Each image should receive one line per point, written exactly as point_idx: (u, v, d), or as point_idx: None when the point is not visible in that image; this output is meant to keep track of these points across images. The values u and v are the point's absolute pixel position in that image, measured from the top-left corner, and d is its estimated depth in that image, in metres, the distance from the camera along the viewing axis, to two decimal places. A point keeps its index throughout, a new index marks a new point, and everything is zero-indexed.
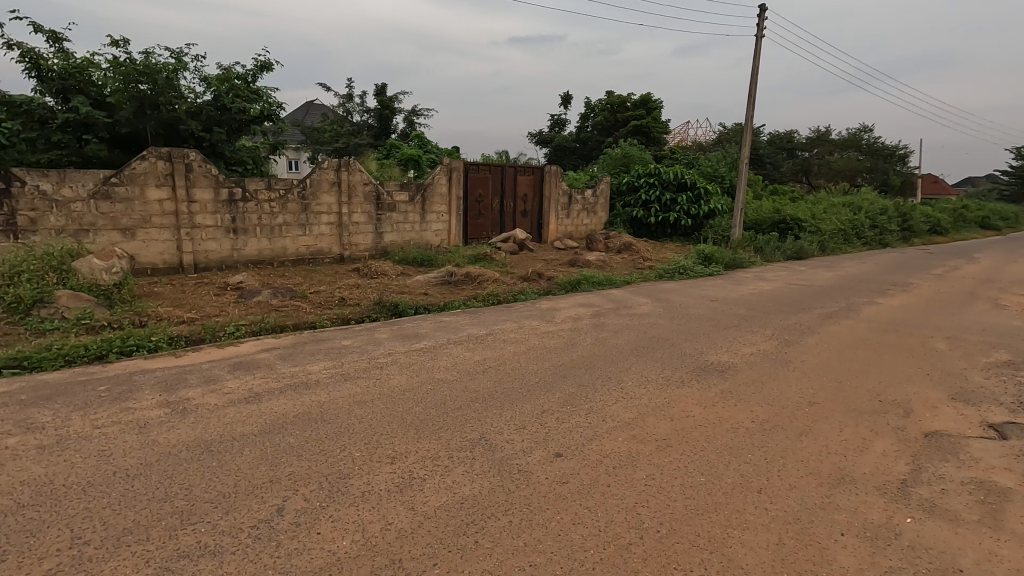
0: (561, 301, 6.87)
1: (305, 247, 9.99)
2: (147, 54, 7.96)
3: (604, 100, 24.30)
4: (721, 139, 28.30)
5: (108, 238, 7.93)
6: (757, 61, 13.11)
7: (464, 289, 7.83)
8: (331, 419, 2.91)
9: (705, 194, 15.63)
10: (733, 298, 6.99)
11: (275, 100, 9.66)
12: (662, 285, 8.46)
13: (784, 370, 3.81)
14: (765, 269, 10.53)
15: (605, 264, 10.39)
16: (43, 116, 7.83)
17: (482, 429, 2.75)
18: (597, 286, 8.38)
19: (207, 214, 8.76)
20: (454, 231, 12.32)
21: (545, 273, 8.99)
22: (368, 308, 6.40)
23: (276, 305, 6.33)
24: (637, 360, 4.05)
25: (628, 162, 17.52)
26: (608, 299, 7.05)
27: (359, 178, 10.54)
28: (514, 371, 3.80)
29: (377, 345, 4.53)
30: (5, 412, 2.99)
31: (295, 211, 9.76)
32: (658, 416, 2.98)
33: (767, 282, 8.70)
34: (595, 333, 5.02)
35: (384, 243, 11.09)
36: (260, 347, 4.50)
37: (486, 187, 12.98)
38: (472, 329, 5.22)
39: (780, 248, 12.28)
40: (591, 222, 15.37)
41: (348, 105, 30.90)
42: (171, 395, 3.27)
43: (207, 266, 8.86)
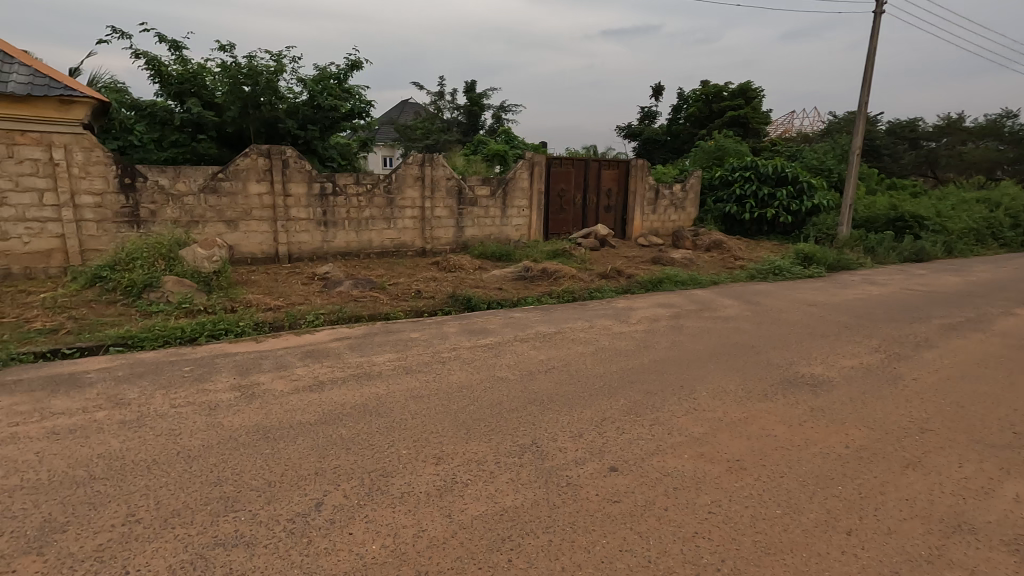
0: (639, 301, 6.55)
1: (389, 240, 10.33)
2: (251, 58, 8.60)
3: (699, 90, 23.09)
4: (830, 129, 25.97)
5: (215, 230, 8.63)
6: (874, 40, 11.79)
7: (540, 285, 7.70)
8: (386, 413, 2.89)
9: (808, 189, 14.38)
10: (834, 303, 6.31)
11: (365, 98, 10.08)
12: (753, 286, 7.84)
13: (890, 389, 3.31)
14: (876, 272, 9.47)
15: (691, 263, 9.83)
16: (164, 118, 8.66)
17: (535, 434, 2.60)
18: (680, 285, 7.92)
19: (301, 208, 9.28)
20: (535, 226, 12.21)
21: (625, 271, 8.65)
22: (442, 302, 6.45)
23: (356, 296, 6.56)
24: (715, 368, 3.71)
25: (722, 155, 16.51)
26: (690, 299, 6.62)
27: (442, 173, 10.70)
28: (578, 372, 3.62)
29: (444, 339, 4.52)
30: (102, 386, 3.26)
31: (380, 205, 10.10)
32: (732, 433, 2.67)
33: (877, 286, 7.80)
34: (671, 336, 4.70)
35: (464, 237, 11.23)
36: (334, 335, 4.64)
37: (569, 181, 12.75)
38: (541, 326, 5.09)
39: (895, 249, 11.00)
40: (679, 219, 14.65)
41: (439, 102, 31.74)
42: (243, 379, 3.42)
43: (300, 257, 9.41)
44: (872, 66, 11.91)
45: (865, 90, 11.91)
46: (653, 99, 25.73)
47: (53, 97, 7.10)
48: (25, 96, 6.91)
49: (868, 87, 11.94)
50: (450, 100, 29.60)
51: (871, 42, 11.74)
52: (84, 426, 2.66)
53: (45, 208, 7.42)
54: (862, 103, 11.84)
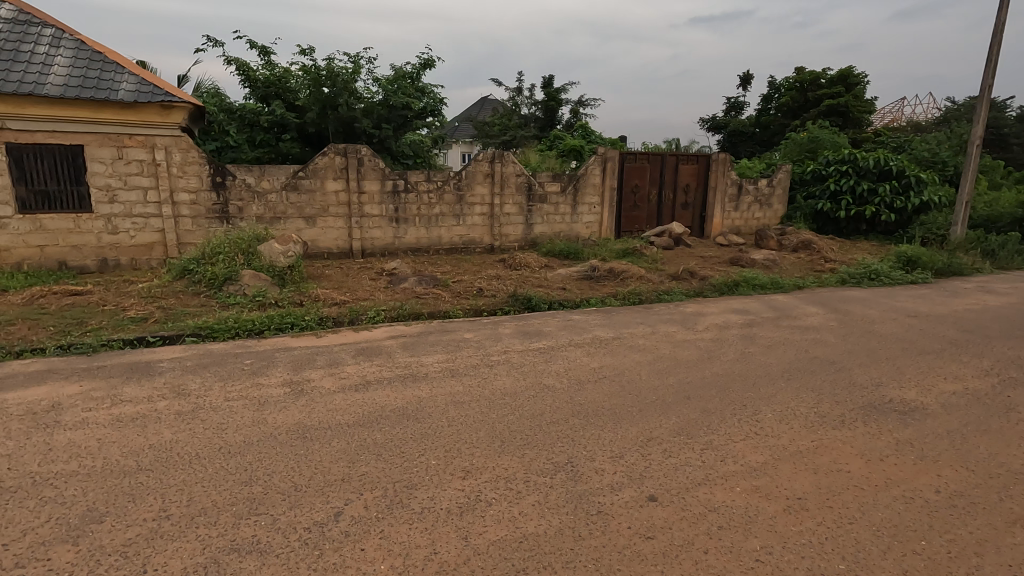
0: (710, 305, 6.15)
1: (458, 237, 10.44)
2: (329, 60, 8.99)
3: (792, 78, 21.52)
4: (947, 117, 23.34)
5: (295, 225, 9.10)
6: (1003, 13, 10.37)
7: (605, 286, 7.45)
8: (424, 418, 2.84)
9: (916, 184, 12.96)
10: (940, 315, 5.59)
11: (437, 95, 10.23)
12: (844, 292, 7.15)
13: (1000, 422, 2.83)
14: (996, 278, 8.35)
15: (774, 264, 9.14)
16: (252, 120, 9.24)
17: (571, 452, 2.44)
18: (758, 289, 7.38)
19: (374, 205, 9.58)
20: (606, 224, 11.89)
21: (698, 272, 8.19)
22: (502, 301, 6.39)
23: (419, 293, 6.65)
24: (786, 386, 3.36)
25: (816, 147, 15.26)
26: (768, 305, 6.13)
27: (512, 169, 10.65)
28: (630, 383, 3.41)
29: (496, 341, 4.45)
30: (170, 376, 3.47)
31: (450, 202, 10.22)
32: (796, 465, 2.38)
33: (995, 296, 6.86)
34: (740, 346, 4.34)
35: (533, 234, 11.13)
36: (390, 333, 4.70)
37: (643, 177, 12.28)
38: (599, 330, 4.89)
39: (1021, 252, 9.66)
40: (764, 216, 13.72)
41: (517, 98, 31.80)
42: (296, 374, 3.52)
43: (373, 252, 9.73)
44: (1000, 44, 10.48)
45: (989, 71, 10.51)
46: (741, 89, 24.31)
47: (155, 103, 7.74)
48: (132, 103, 7.58)
49: (994, 68, 10.53)
50: (528, 96, 29.55)
51: (999, 17, 10.32)
52: (145, 415, 2.83)
53: (148, 205, 8.12)
54: (985, 86, 10.47)
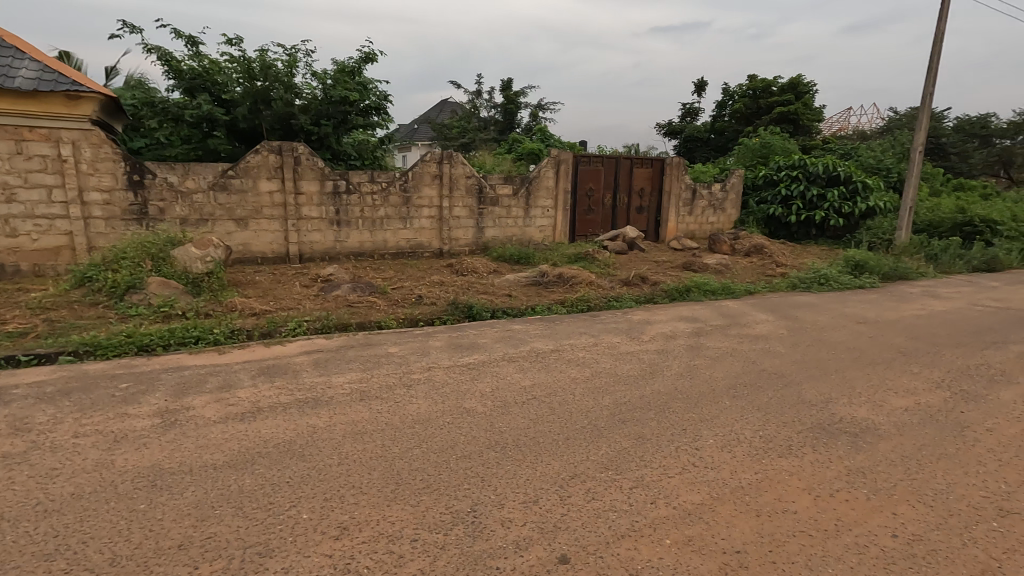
0: (659, 312, 5.89)
1: (404, 241, 9.96)
2: (262, 52, 8.43)
3: (745, 85, 21.87)
4: (890, 126, 24.21)
5: (225, 228, 8.46)
6: (942, 23, 10.62)
7: (554, 292, 7.13)
8: (311, 454, 2.40)
9: (863, 190, 13.20)
10: (887, 321, 5.49)
11: (381, 92, 9.80)
12: (794, 297, 7.03)
13: (956, 443, 2.59)
14: (939, 282, 8.43)
15: (725, 269, 9.03)
16: (176, 113, 8.54)
17: (477, 496, 2.05)
18: (709, 295, 7.20)
19: (313, 207, 9.02)
20: (560, 227, 11.63)
21: (650, 277, 7.97)
22: (441, 309, 5.98)
23: (352, 301, 6.16)
24: (730, 404, 3.06)
25: (768, 153, 15.44)
26: (718, 312, 5.91)
27: (462, 170, 10.25)
28: (562, 403, 3.05)
29: (424, 355, 4.03)
30: (17, 406, 2.90)
31: (396, 204, 9.74)
32: (736, 506, 2.05)
33: (940, 300, 6.86)
34: (686, 358, 4.06)
35: (484, 238, 10.75)
36: (306, 347, 4.22)
37: (598, 180, 12.08)
38: (539, 341, 4.53)
39: (962, 256, 9.86)
40: (718, 221, 13.74)
41: (477, 101, 31.43)
42: (176, 400, 3.01)
43: (312, 256, 9.16)
44: (940, 53, 10.73)
45: (930, 80, 10.76)
46: (697, 96, 24.64)
47: (59, 93, 6.98)
48: (32, 92, 6.81)
49: (933, 78, 10.78)
50: (487, 98, 29.20)
51: (939, 26, 10.57)
52: None
53: (53, 205, 7.35)
54: (926, 95, 10.70)
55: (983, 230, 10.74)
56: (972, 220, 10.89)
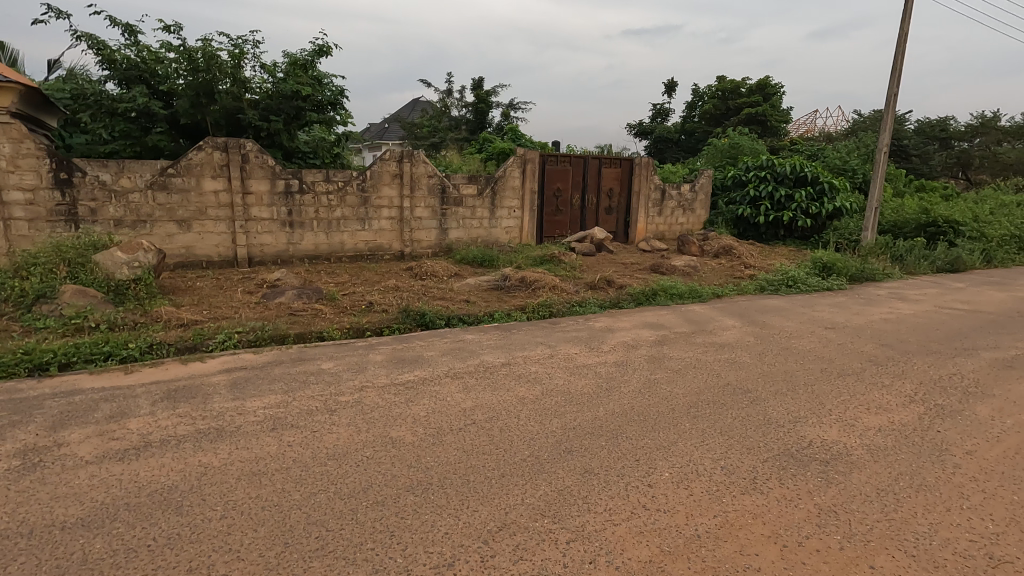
0: (623, 318, 5.60)
1: (363, 243, 9.52)
2: (204, 41, 7.89)
3: (714, 87, 21.94)
4: (855, 128, 24.62)
5: (165, 230, 7.90)
6: (905, 24, 10.63)
7: (515, 297, 6.79)
8: (191, 504, 2.00)
9: (829, 190, 13.21)
10: (856, 326, 5.31)
11: (338, 87, 9.35)
12: (762, 301, 6.84)
13: (934, 471, 2.33)
14: (905, 283, 8.37)
15: (693, 272, 8.82)
16: (110, 107, 7.93)
17: (379, 561, 1.70)
18: (676, 298, 6.96)
19: (263, 207, 8.51)
20: (527, 228, 11.33)
21: (616, 281, 7.69)
22: (392, 317, 5.59)
23: (296, 308, 5.72)
24: (690, 428, 2.75)
25: (736, 154, 15.41)
26: (684, 317, 5.66)
27: (424, 169, 9.86)
28: (503, 429, 2.70)
29: (359, 371, 3.64)
30: None
31: (353, 205, 9.30)
32: (689, 565, 1.73)
33: (907, 303, 6.74)
34: (647, 371, 3.75)
35: (448, 239, 10.37)
36: (227, 365, 3.78)
37: (565, 180, 11.81)
38: (490, 353, 4.18)
39: (926, 257, 9.86)
40: (687, 221, 13.61)
41: (447, 100, 30.95)
42: (49, 436, 2.56)
43: (262, 260, 8.65)
44: (903, 54, 10.75)
45: (894, 81, 10.78)
46: (667, 96, 24.66)
47: None
48: None
49: (897, 78, 10.81)
50: (458, 98, 28.75)
51: (902, 27, 10.59)
52: None
53: None
54: (890, 95, 10.71)
55: (946, 231, 10.79)
56: (936, 220, 10.94)
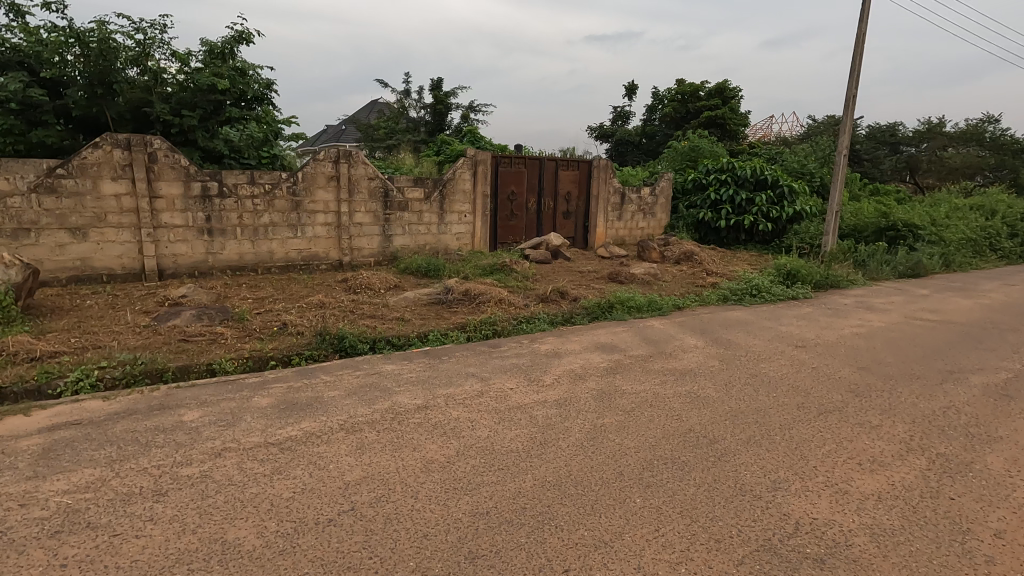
0: (572, 339, 4.95)
1: (295, 252, 8.64)
2: (99, 22, 6.94)
3: (674, 90, 21.77)
4: (810, 133, 24.90)
5: (55, 239, 6.88)
6: (863, 23, 10.42)
7: (457, 313, 6.07)
8: None
9: (789, 194, 12.98)
10: (827, 343, 4.80)
11: (264, 79, 8.45)
12: (725, 313, 6.30)
13: (961, 573, 1.74)
14: (870, 291, 8.00)
15: (653, 281, 8.27)
16: None
17: None
18: (633, 311, 6.36)
19: (175, 212, 7.56)
20: (479, 234, 10.63)
21: (569, 292, 7.06)
22: (306, 341, 4.79)
23: (190, 332, 4.84)
24: (641, 506, 2.10)
25: (696, 157, 15.09)
26: (641, 335, 5.05)
27: (363, 171, 9.04)
28: (389, 520, 1.98)
29: (229, 424, 2.85)
30: None
31: (283, 210, 8.41)
32: None
33: (876, 313, 6.31)
34: (592, 413, 3.09)
35: (392, 247, 9.56)
36: (59, 418, 2.94)
37: (520, 184, 11.17)
38: (407, 391, 3.43)
39: (888, 262, 9.59)
40: (648, 226, 13.17)
41: (405, 101, 30.01)
42: None
43: (175, 272, 7.68)
44: (862, 54, 10.53)
45: (852, 82, 10.55)
46: (627, 99, 24.43)
47: None
48: None
49: (856, 79, 10.59)
50: (415, 98, 27.86)
51: (860, 27, 10.37)
52: None
53: None
54: (850, 95, 10.46)
55: (906, 235, 10.59)
56: (895, 224, 10.73)
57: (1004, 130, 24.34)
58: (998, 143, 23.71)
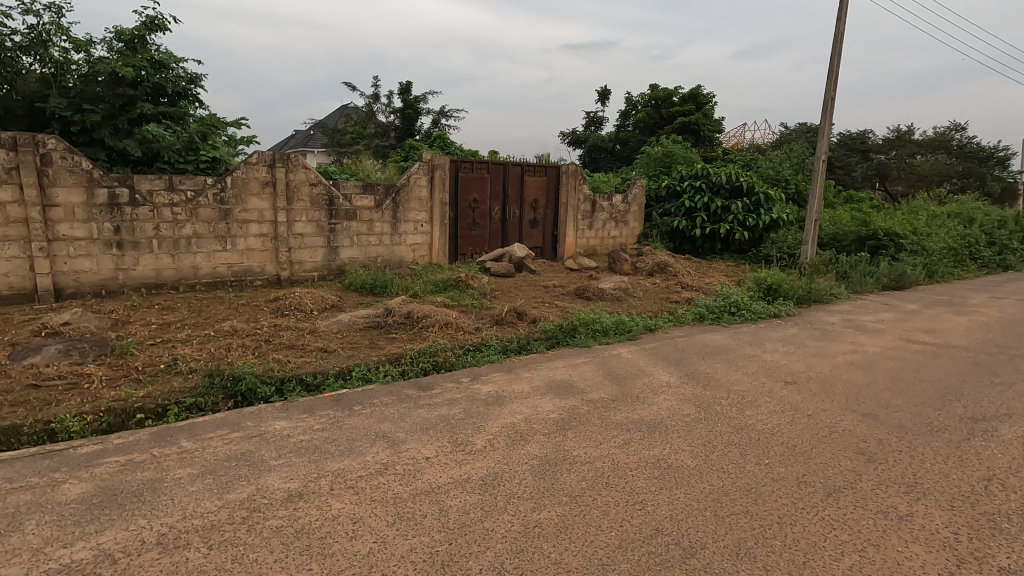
0: (523, 375, 4.15)
1: (224, 266, 7.68)
2: None
3: (647, 95, 21.31)
4: (782, 140, 24.69)
5: None
6: (840, 22, 9.94)
7: (395, 340, 5.23)
8: None
9: (765, 201, 12.44)
10: (820, 377, 4.08)
11: (189, 74, 7.54)
12: (702, 336, 5.57)
13: None
14: (856, 307, 7.39)
15: (623, 297, 7.54)
16: None
17: None
18: (599, 335, 5.59)
19: (75, 223, 6.57)
20: (437, 245, 9.80)
21: (528, 312, 6.28)
22: (194, 383, 3.88)
23: (47, 374, 3.90)
24: None
25: (670, 162, 14.52)
26: (604, 369, 4.26)
27: (304, 176, 8.16)
28: None
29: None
30: None
31: (209, 220, 7.47)
32: None
33: (868, 334, 5.65)
34: (527, 501, 2.28)
35: (339, 260, 8.67)
36: None
37: (482, 190, 10.39)
38: (288, 466, 2.57)
39: (871, 273, 9.03)
40: (620, 235, 12.49)
41: (373, 105, 29.07)
42: None
43: (77, 291, 6.67)
44: (840, 53, 10.03)
45: (830, 84, 10.04)
46: (600, 104, 23.95)
47: None
48: None
49: (833, 82, 10.09)
50: (384, 103, 26.96)
51: (838, 25, 9.87)
52: None
53: None
54: (828, 98, 9.94)
55: (887, 244, 10.07)
56: (876, 233, 10.20)
57: (970, 137, 24.56)
58: (965, 151, 23.81)
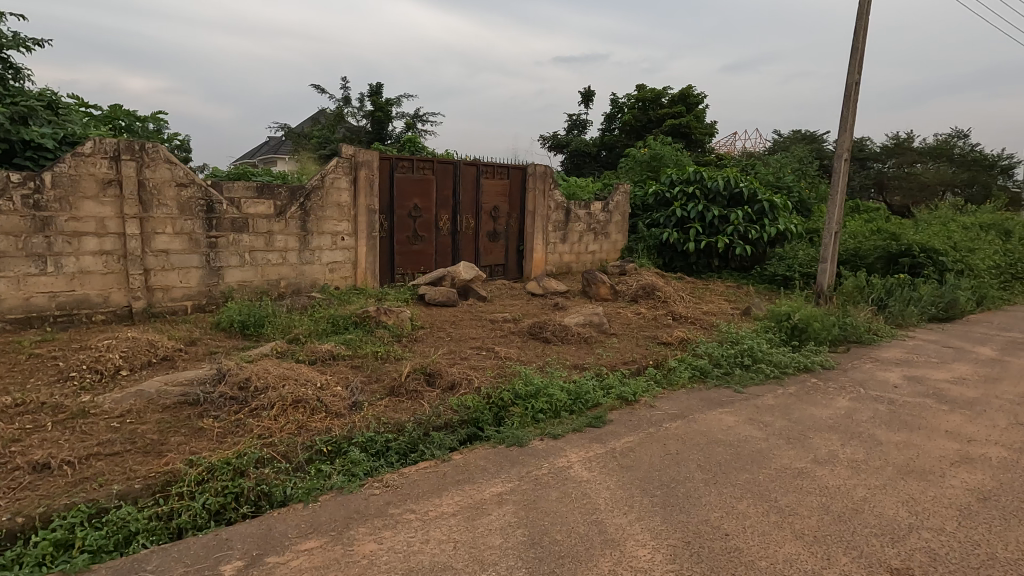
0: (362, 546, 2.10)
1: (44, 297, 5.55)
2: None
3: (633, 96, 19.49)
4: (776, 148, 22.95)
5: None
6: None
7: (196, 437, 3.13)
8: None
9: (769, 210, 10.51)
10: (955, 555, 2.04)
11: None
12: (708, 418, 3.52)
13: None
14: (910, 352, 5.39)
15: (594, 338, 5.50)
16: None
17: None
18: (545, 417, 3.50)
19: None
20: (365, 264, 7.74)
21: (445, 368, 4.21)
22: None
23: None
24: None
25: (658, 166, 12.58)
26: (527, 530, 2.19)
27: (168, 174, 6.08)
28: None
29: None
30: None
31: (17, 231, 5.35)
32: None
33: (963, 414, 3.62)
34: None
35: (224, 284, 6.59)
36: None
37: (426, 195, 8.33)
38: None
39: (913, 300, 7.08)
40: (597, 250, 10.49)
41: (343, 108, 27.10)
42: None
43: None
44: (865, 26, 8.12)
45: (853, 69, 8.14)
46: (583, 107, 22.21)
47: None
48: None
49: (857, 66, 8.19)
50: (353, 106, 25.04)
51: None
52: None
53: None
54: (851, 84, 8.03)
55: (926, 262, 8.11)
56: (910, 248, 8.26)
57: (974, 145, 22.97)
58: (969, 159, 22.17)
